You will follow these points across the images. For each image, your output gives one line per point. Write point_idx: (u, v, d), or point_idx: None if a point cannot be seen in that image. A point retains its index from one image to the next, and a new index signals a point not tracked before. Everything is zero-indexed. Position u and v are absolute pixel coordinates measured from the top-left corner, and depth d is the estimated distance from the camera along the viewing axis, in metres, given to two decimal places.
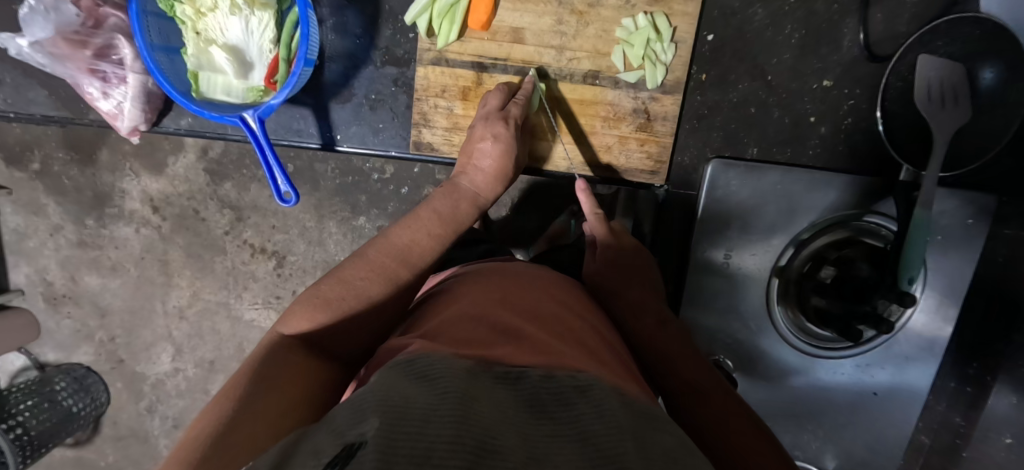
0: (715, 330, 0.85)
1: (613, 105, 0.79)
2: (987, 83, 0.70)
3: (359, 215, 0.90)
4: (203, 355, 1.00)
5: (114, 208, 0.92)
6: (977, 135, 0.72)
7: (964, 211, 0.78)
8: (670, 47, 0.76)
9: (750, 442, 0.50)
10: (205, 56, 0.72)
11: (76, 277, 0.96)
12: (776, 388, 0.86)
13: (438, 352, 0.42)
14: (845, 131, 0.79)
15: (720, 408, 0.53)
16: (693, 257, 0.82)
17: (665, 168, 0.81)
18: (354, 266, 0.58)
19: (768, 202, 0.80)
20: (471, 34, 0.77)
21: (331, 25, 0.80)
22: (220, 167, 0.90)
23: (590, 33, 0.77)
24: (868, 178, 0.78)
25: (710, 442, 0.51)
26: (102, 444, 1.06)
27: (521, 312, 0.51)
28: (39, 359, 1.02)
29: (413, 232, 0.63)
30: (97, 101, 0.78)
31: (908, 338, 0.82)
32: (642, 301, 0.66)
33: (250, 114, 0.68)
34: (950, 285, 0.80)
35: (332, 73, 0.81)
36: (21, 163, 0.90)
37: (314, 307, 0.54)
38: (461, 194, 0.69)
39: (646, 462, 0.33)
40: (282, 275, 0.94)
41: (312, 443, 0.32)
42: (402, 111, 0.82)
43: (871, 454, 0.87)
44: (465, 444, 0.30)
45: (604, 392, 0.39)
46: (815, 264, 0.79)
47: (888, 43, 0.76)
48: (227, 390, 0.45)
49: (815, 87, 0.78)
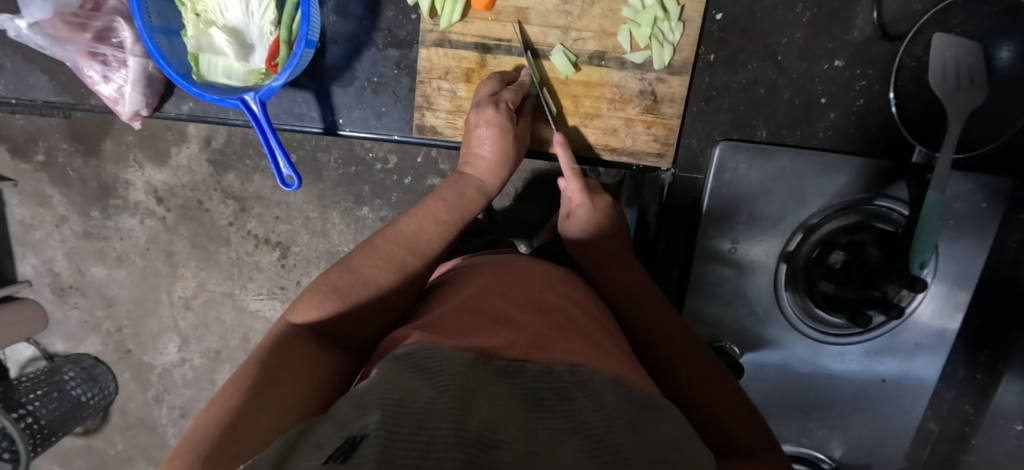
0: (720, 318, 0.84)
1: (618, 87, 0.78)
2: (1004, 62, 0.68)
3: (362, 206, 0.90)
4: (209, 345, 1.00)
5: (119, 199, 0.91)
6: (991, 116, 0.71)
7: (977, 195, 0.77)
8: (677, 26, 0.75)
9: (732, 409, 0.51)
10: (205, 38, 0.71)
11: (82, 269, 0.96)
12: (782, 376, 0.85)
13: (440, 344, 0.41)
14: (857, 113, 0.77)
15: (717, 399, 0.51)
16: (698, 245, 0.82)
17: (672, 151, 0.80)
18: (364, 255, 0.57)
19: (776, 187, 0.79)
20: (474, 14, 0.76)
21: (332, 6, 0.79)
22: (223, 158, 0.89)
23: (595, 13, 0.75)
24: (880, 160, 0.77)
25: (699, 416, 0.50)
26: (110, 433, 1.06)
27: (521, 303, 0.50)
28: (48, 350, 1.02)
29: (421, 220, 0.62)
30: (98, 85, 0.77)
31: (917, 326, 0.81)
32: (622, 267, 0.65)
33: (250, 96, 0.67)
34: (962, 271, 0.79)
35: (333, 55, 0.80)
36: (25, 154, 0.89)
37: (323, 295, 0.53)
38: (465, 183, 0.68)
39: (645, 455, 0.32)
40: (286, 266, 0.94)
41: (313, 437, 0.32)
42: (404, 94, 0.81)
43: (880, 441, 0.86)
44: (464, 436, 0.30)
45: (604, 386, 0.39)
46: (824, 249, 0.78)
47: (902, 22, 0.74)
48: (237, 379, 0.45)
49: (827, 67, 0.76)
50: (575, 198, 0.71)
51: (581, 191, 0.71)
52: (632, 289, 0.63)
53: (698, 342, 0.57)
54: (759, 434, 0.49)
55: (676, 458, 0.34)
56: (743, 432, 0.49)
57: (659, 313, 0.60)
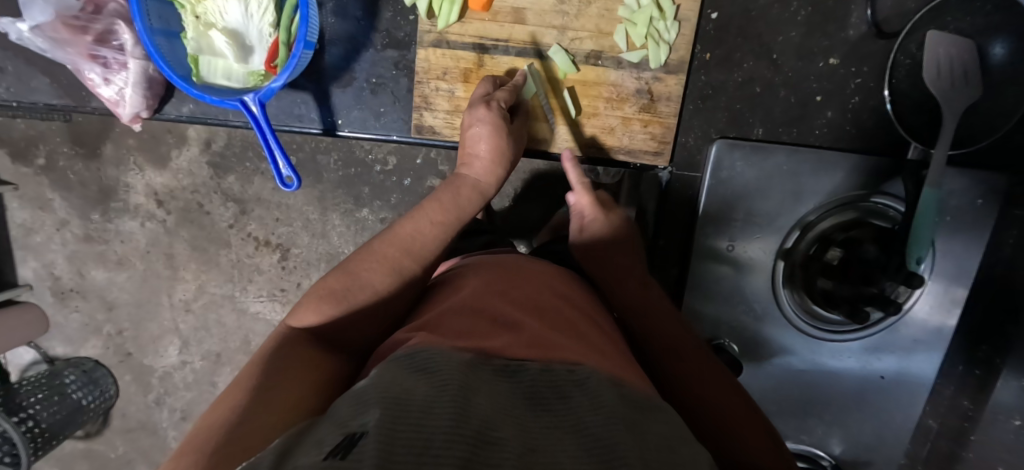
0: (719, 316, 0.84)
1: (616, 86, 0.78)
2: (997, 58, 0.69)
3: (362, 207, 0.90)
4: (210, 347, 1.01)
5: (119, 202, 0.92)
6: (986, 112, 0.71)
7: (973, 191, 0.77)
8: (674, 25, 0.75)
9: (733, 413, 0.52)
10: (205, 40, 0.71)
11: (83, 272, 0.96)
12: (781, 373, 0.86)
13: (439, 344, 0.42)
14: (852, 111, 0.78)
15: (718, 401, 0.53)
16: (696, 244, 0.82)
17: (670, 149, 0.81)
18: (361, 259, 0.58)
19: (774, 184, 0.79)
20: (472, 15, 0.77)
21: (330, 8, 0.79)
22: (223, 160, 0.89)
23: (592, 13, 0.76)
24: (876, 157, 0.78)
25: (699, 418, 0.52)
26: (112, 436, 1.07)
27: (520, 304, 0.50)
28: (50, 353, 1.02)
29: (417, 223, 0.62)
30: (99, 87, 0.78)
31: (915, 323, 0.82)
32: (628, 267, 0.66)
33: (250, 98, 0.67)
34: (959, 267, 0.80)
35: (332, 57, 0.81)
36: (25, 158, 0.90)
37: (321, 300, 0.54)
38: (461, 183, 0.69)
39: (644, 454, 0.33)
40: (287, 268, 0.95)
41: (313, 435, 0.32)
42: (403, 95, 0.82)
43: (879, 438, 0.87)
44: (462, 434, 0.30)
45: (602, 384, 0.39)
46: (821, 246, 0.79)
47: (896, 20, 0.74)
48: (238, 383, 0.45)
49: (822, 66, 0.77)
50: (587, 213, 0.70)
51: (592, 205, 0.70)
52: (635, 287, 0.64)
53: (700, 342, 0.59)
54: (759, 437, 0.50)
55: (673, 457, 0.34)
56: (743, 430, 0.51)
57: (659, 314, 0.61)
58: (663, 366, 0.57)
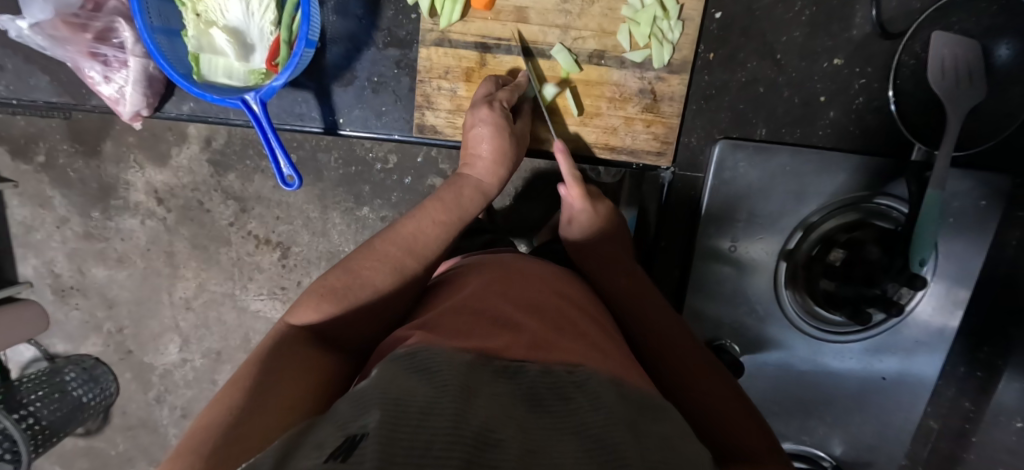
0: (720, 316, 0.84)
1: (618, 86, 0.78)
2: (1002, 59, 0.69)
3: (362, 205, 0.90)
4: (211, 345, 1.01)
5: (119, 200, 0.92)
6: (990, 114, 0.71)
7: (976, 193, 0.77)
8: (677, 24, 0.75)
9: (732, 412, 0.51)
10: (205, 38, 0.71)
11: (83, 269, 0.96)
12: (782, 374, 0.86)
13: (439, 345, 0.41)
14: (856, 111, 0.77)
15: (717, 401, 0.52)
16: (698, 244, 0.82)
17: (672, 149, 0.80)
18: (363, 258, 0.57)
19: (777, 185, 0.79)
20: (474, 13, 0.76)
21: (332, 6, 0.79)
22: (223, 158, 0.89)
23: (595, 12, 0.76)
24: (880, 158, 0.77)
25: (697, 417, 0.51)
26: (112, 433, 1.07)
27: (521, 305, 0.50)
28: (49, 350, 1.02)
29: (419, 222, 0.62)
30: (99, 85, 0.77)
31: (917, 324, 0.82)
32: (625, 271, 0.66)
33: (251, 96, 0.67)
34: (961, 269, 0.79)
35: (333, 55, 0.80)
36: (26, 155, 0.90)
37: (321, 298, 0.53)
38: (464, 183, 0.68)
39: (644, 455, 0.32)
40: (287, 266, 0.94)
41: (313, 437, 0.32)
42: (405, 93, 0.82)
43: (880, 439, 0.86)
44: (463, 435, 0.30)
45: (602, 386, 0.39)
46: (824, 247, 0.78)
47: (901, 21, 0.74)
48: (237, 380, 0.45)
49: (826, 66, 0.76)
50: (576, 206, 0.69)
51: (582, 199, 0.69)
52: (631, 290, 0.64)
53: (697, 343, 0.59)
54: (760, 436, 0.49)
55: (674, 457, 0.34)
56: (742, 428, 0.50)
57: (656, 317, 0.61)
58: (662, 367, 0.56)
